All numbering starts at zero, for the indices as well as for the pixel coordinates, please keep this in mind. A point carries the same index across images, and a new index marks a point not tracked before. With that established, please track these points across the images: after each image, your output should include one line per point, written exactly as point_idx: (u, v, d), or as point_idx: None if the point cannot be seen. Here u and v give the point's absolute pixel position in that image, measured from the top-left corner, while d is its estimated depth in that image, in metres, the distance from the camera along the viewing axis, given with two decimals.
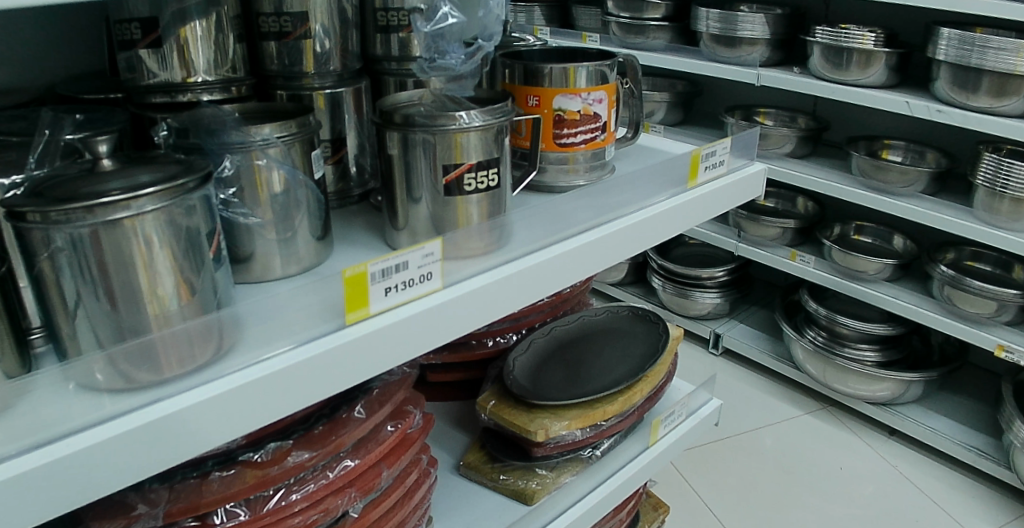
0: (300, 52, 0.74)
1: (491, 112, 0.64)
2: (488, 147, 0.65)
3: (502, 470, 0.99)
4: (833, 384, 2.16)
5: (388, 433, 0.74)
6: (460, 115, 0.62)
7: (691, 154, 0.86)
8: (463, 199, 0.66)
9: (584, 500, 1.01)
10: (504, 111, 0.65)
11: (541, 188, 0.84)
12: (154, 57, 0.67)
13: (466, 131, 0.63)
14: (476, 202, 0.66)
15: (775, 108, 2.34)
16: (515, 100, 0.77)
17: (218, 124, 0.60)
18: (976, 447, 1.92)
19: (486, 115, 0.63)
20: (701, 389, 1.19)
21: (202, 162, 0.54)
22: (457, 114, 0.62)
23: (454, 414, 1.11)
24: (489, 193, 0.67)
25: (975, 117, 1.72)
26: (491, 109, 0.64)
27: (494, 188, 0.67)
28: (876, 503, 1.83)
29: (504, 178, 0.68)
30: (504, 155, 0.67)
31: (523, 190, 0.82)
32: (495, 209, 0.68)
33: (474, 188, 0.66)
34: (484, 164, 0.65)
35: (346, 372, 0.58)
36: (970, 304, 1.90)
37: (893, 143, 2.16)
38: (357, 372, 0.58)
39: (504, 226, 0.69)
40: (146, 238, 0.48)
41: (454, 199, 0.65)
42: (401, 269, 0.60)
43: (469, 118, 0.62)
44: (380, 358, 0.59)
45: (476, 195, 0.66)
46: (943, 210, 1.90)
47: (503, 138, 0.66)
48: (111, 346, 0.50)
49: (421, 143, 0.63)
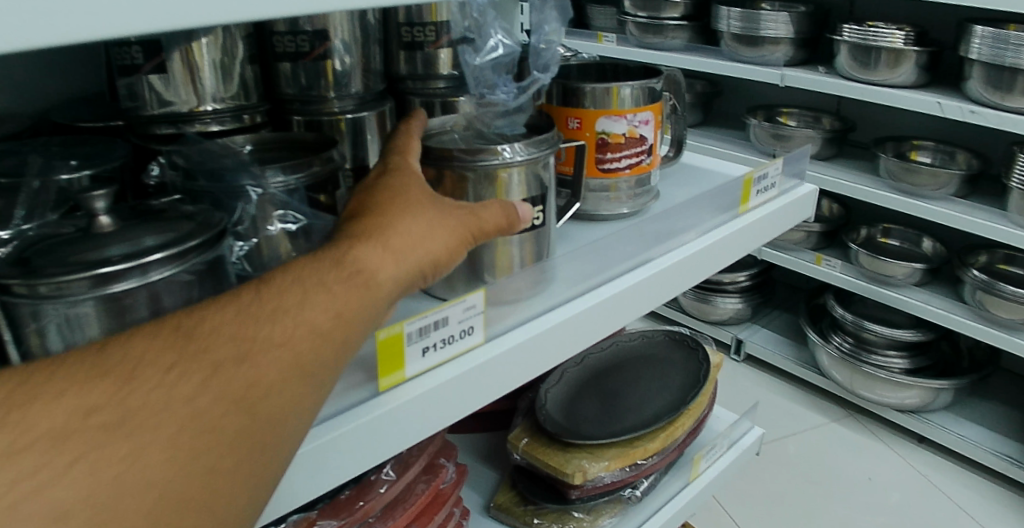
0: (319, 74, 0.67)
1: (535, 144, 0.57)
2: (533, 183, 0.58)
3: (536, 512, 0.91)
4: (860, 391, 2.06)
5: (421, 492, 0.67)
6: (503, 149, 0.56)
7: (744, 177, 0.80)
8: (505, 240, 0.58)
9: None
10: (549, 141, 0.59)
11: (581, 217, 0.77)
12: (159, 84, 0.60)
13: (510, 165, 0.56)
14: (517, 244, 0.59)
15: (798, 108, 2.24)
16: (554, 123, 0.70)
17: (232, 164, 0.54)
18: (1007, 454, 1.82)
19: (530, 148, 0.57)
20: (743, 418, 1.12)
21: (213, 214, 0.47)
22: (500, 147, 0.56)
23: (482, 448, 1.04)
24: (532, 232, 0.60)
25: (1011, 119, 1.63)
26: (536, 141, 0.57)
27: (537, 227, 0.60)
28: (903, 512, 1.73)
29: (547, 215, 0.61)
30: (548, 189, 0.61)
31: (563, 221, 0.75)
32: (537, 249, 0.61)
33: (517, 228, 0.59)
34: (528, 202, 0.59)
35: (379, 446, 0.51)
36: (1002, 309, 1.80)
37: (922, 143, 2.06)
38: (392, 444, 0.51)
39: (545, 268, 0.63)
40: (153, 308, 0.42)
41: (494, 242, 0.58)
42: (440, 326, 0.53)
43: (513, 152, 0.56)
44: (419, 426, 0.53)
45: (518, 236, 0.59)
46: (978, 214, 1.81)
47: (547, 171, 0.60)
48: None
49: (459, 181, 0.56)
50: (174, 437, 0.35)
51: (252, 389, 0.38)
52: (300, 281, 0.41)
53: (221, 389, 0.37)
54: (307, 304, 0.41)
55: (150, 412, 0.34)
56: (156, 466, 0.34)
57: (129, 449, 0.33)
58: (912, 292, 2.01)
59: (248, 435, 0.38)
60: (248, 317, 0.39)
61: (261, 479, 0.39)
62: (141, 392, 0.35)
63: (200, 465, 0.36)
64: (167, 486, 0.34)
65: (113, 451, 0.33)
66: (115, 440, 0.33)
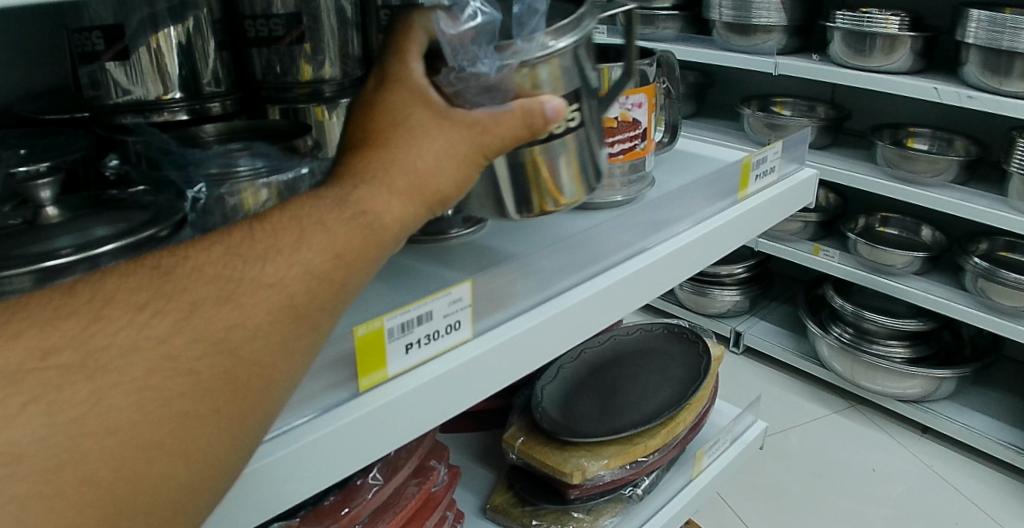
0: (294, 59, 0.63)
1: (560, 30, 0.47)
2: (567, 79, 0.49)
3: (535, 514, 0.87)
4: (863, 382, 2.02)
5: (411, 495, 0.64)
6: (522, 40, 0.45)
7: (743, 161, 0.77)
8: (548, 149, 0.51)
9: None
10: (579, 26, 0.48)
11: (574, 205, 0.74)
12: (122, 72, 0.57)
13: (534, 62, 0.46)
14: (557, 155, 0.52)
15: (793, 97, 2.19)
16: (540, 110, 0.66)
17: (199, 153, 0.51)
18: (1011, 443, 1.80)
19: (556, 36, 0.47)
20: (747, 411, 1.09)
21: (173, 204, 0.44)
22: (518, 39, 0.45)
23: (477, 447, 1.01)
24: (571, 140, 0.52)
25: (1009, 103, 1.60)
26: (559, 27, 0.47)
27: (575, 135, 0.52)
28: (909, 503, 1.71)
29: (589, 116, 0.53)
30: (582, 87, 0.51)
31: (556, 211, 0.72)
32: (578, 167, 0.54)
33: (555, 131, 0.50)
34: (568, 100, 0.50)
35: (360, 450, 0.47)
36: (1006, 297, 1.78)
37: (918, 130, 2.03)
38: (376, 447, 0.48)
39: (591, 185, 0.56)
40: None
41: (526, 150, 0.50)
42: (424, 321, 0.50)
43: (535, 43, 0.46)
44: (405, 427, 0.49)
45: (554, 147, 0.51)
46: (978, 200, 1.78)
47: (584, 54, 0.50)
48: None
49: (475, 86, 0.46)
50: (143, 379, 0.33)
51: (239, 329, 0.36)
52: (299, 221, 0.40)
53: (202, 331, 0.35)
54: (305, 244, 0.39)
55: (118, 349, 0.33)
56: (92, 441, 0.31)
57: (89, 392, 0.31)
58: (911, 280, 1.98)
59: (236, 378, 0.36)
60: (241, 254, 0.38)
61: (230, 451, 0.36)
62: (107, 333, 0.33)
63: (174, 409, 0.33)
64: (130, 432, 0.32)
65: (73, 393, 0.31)
66: (74, 382, 0.31)
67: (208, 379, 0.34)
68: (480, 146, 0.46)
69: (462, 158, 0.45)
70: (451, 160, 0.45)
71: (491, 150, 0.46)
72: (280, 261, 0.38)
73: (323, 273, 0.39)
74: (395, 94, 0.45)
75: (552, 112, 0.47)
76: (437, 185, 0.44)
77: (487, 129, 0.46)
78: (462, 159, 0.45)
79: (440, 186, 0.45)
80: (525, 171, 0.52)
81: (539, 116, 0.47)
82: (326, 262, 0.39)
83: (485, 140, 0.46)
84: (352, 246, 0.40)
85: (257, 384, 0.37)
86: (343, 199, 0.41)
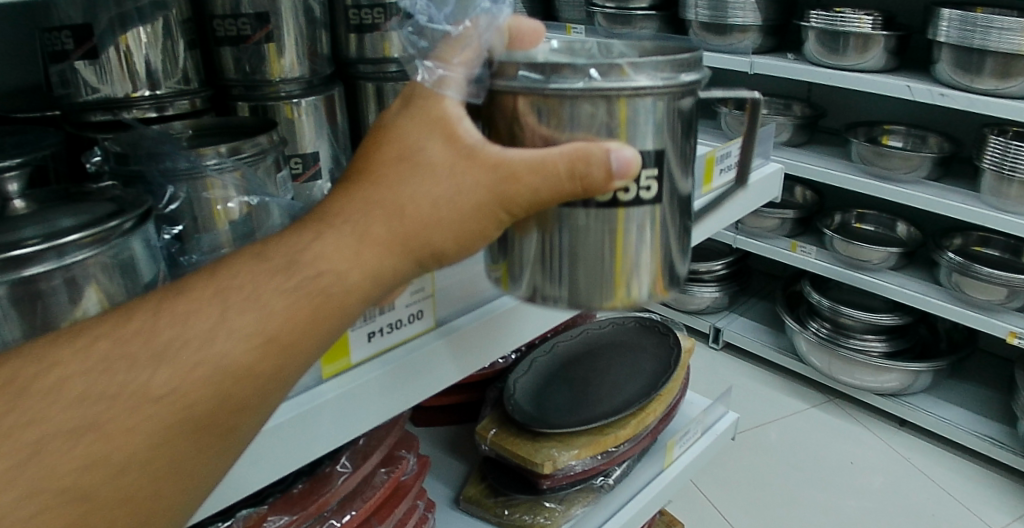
0: (262, 58, 0.65)
1: (675, 66, 0.44)
2: (658, 129, 0.44)
3: (507, 504, 0.89)
4: (841, 376, 2.01)
5: (380, 482, 0.66)
6: (630, 67, 0.42)
7: (706, 156, 0.79)
8: (623, 215, 0.46)
9: None
10: (684, 74, 0.44)
11: None
12: (90, 71, 0.58)
13: (637, 97, 0.42)
14: (625, 228, 0.46)
15: (770, 96, 2.22)
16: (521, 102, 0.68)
17: (165, 147, 0.52)
18: (989, 435, 1.79)
19: (668, 70, 0.43)
20: (717, 402, 1.11)
21: (140, 196, 0.45)
22: (626, 65, 0.42)
23: (449, 440, 1.02)
24: (646, 213, 0.47)
25: (980, 100, 1.60)
26: (677, 67, 0.43)
27: (649, 204, 0.46)
28: (891, 497, 1.68)
29: (674, 188, 0.48)
30: (674, 149, 0.46)
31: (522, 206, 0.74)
32: (644, 247, 0.48)
33: (625, 193, 0.45)
34: (648, 160, 0.45)
35: (321, 436, 0.49)
36: (979, 291, 1.78)
37: (893, 127, 2.05)
38: (340, 433, 0.50)
39: (658, 279, 0.50)
40: (72, 295, 0.40)
41: (592, 207, 0.45)
42: (386, 311, 0.52)
43: (642, 74, 0.42)
44: (369, 414, 0.52)
45: (621, 214, 0.46)
46: (951, 196, 1.78)
47: (683, 113, 0.46)
48: None
49: (520, 111, 0.43)
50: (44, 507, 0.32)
51: (163, 430, 0.35)
52: (236, 295, 0.37)
53: (113, 441, 0.34)
54: (242, 326, 0.37)
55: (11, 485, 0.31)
56: None
57: None
58: (886, 275, 1.98)
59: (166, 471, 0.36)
60: (164, 343, 0.36)
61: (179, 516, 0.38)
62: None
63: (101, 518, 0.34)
64: None
65: None
66: None
67: (112, 502, 0.34)
68: (501, 199, 0.42)
69: (477, 212, 0.42)
70: (463, 213, 0.42)
71: (513, 206, 0.42)
72: (221, 337, 0.36)
73: (276, 344, 0.38)
74: (424, 126, 0.42)
75: (620, 165, 0.42)
76: (442, 239, 0.42)
77: (509, 185, 0.42)
78: (477, 212, 0.42)
79: (443, 240, 0.42)
80: (584, 239, 0.46)
81: (589, 172, 0.42)
82: (284, 331, 0.38)
83: (507, 196, 0.42)
84: (314, 314, 0.39)
85: (203, 462, 0.37)
86: (318, 252, 0.39)
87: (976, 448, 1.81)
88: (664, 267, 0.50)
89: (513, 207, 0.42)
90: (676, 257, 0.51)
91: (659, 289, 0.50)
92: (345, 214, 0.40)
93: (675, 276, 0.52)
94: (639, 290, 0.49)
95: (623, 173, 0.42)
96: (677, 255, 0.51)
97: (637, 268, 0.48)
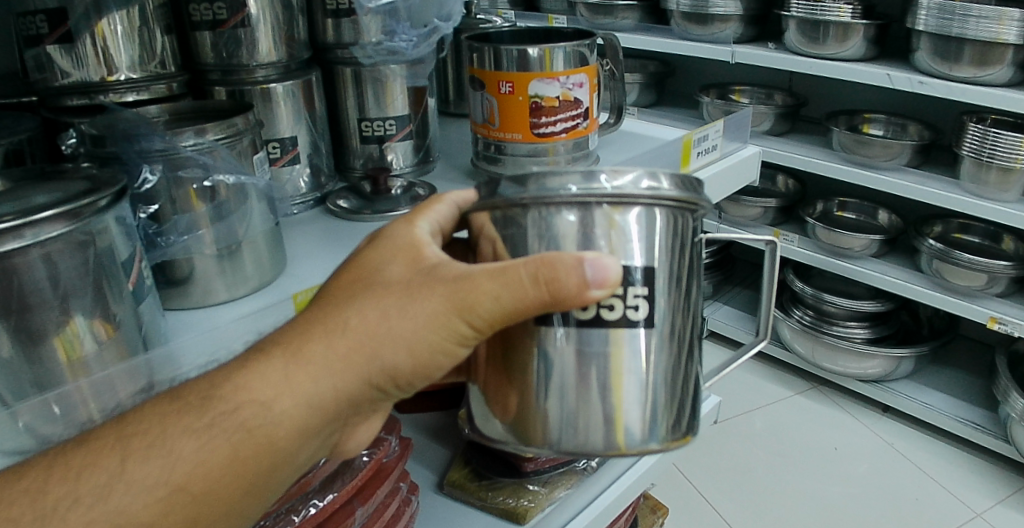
0: (238, 42, 0.65)
1: (664, 176, 0.43)
2: (648, 241, 0.43)
3: (491, 487, 0.90)
4: (823, 362, 2.00)
5: (363, 464, 0.66)
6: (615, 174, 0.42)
7: (683, 139, 0.79)
8: (614, 339, 0.43)
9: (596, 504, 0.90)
10: (674, 187, 0.44)
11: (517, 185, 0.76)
12: (64, 55, 0.58)
13: (620, 207, 0.43)
14: (620, 354, 0.43)
15: (751, 85, 2.23)
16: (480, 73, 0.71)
17: (140, 127, 0.52)
18: (971, 420, 1.77)
19: (651, 178, 0.43)
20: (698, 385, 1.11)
21: (114, 175, 0.46)
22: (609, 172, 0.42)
23: (432, 427, 1.02)
24: (643, 337, 0.44)
25: (958, 88, 1.59)
26: (664, 179, 0.43)
27: (641, 328, 0.44)
28: (874, 481, 1.66)
29: (671, 313, 0.45)
30: (671, 268, 0.45)
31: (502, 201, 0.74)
32: (641, 375, 0.44)
33: (608, 313, 0.43)
34: (631, 277, 0.43)
35: None
36: (959, 278, 1.75)
37: (874, 116, 2.06)
38: None
39: (661, 419, 0.45)
40: (50, 271, 0.40)
41: (574, 328, 0.43)
42: None
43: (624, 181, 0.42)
44: None
45: (614, 337, 0.43)
46: (931, 183, 1.77)
47: (677, 232, 0.45)
48: (16, 402, 0.42)
49: (494, 236, 0.45)
50: None
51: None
52: (173, 422, 0.44)
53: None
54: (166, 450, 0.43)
55: None
56: None
57: None
58: (870, 264, 1.96)
59: None
60: (101, 459, 0.43)
61: None
62: None
63: None
64: None
65: None
66: None
67: None
68: (450, 313, 0.43)
69: (425, 329, 0.44)
70: (407, 331, 0.44)
71: (461, 320, 0.43)
72: (136, 478, 0.43)
73: (195, 478, 0.44)
74: (395, 254, 0.47)
75: (595, 275, 0.41)
76: (393, 357, 0.45)
77: (455, 300, 0.43)
78: (425, 327, 0.44)
79: (389, 358, 0.45)
80: (570, 365, 0.43)
81: (550, 282, 0.41)
82: (214, 458, 0.44)
83: (453, 310, 0.43)
84: (252, 437, 0.44)
85: None
86: (255, 379, 0.44)
87: (956, 432, 1.79)
88: (668, 403, 0.46)
89: (465, 323, 0.43)
90: (684, 396, 0.47)
91: (663, 431, 0.46)
92: (293, 343, 0.45)
93: (685, 419, 0.47)
94: (638, 431, 0.45)
95: (598, 286, 0.41)
96: (684, 394, 0.47)
97: (635, 401, 0.44)
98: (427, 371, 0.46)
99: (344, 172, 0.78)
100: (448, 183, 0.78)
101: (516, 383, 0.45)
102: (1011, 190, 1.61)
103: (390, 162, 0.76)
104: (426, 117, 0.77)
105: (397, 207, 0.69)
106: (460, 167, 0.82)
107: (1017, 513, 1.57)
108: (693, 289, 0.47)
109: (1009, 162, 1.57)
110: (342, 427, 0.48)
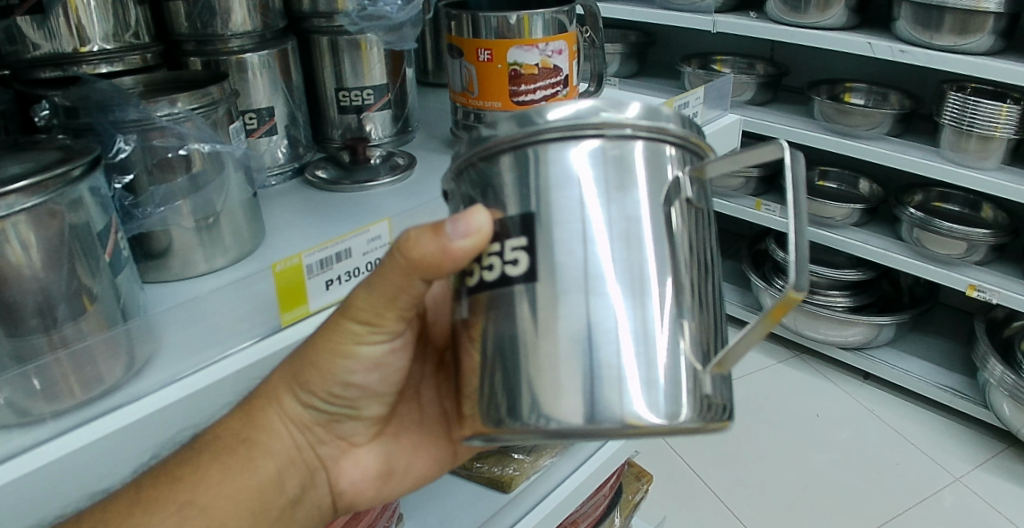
0: (213, 12, 0.63)
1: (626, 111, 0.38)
2: (581, 172, 0.37)
3: (475, 457, 0.90)
4: (804, 330, 2.02)
5: None
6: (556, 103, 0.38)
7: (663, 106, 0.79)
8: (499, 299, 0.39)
9: (582, 469, 0.91)
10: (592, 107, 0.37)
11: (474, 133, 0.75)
12: (33, 25, 0.56)
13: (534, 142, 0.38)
14: (510, 318, 0.39)
15: (732, 55, 2.22)
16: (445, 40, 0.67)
17: (114, 95, 0.51)
18: (950, 386, 1.80)
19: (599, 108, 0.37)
20: None
21: (88, 145, 0.45)
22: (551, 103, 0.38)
23: None
24: (526, 294, 0.38)
25: (939, 57, 1.59)
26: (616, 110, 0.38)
27: (526, 283, 0.38)
28: (855, 446, 1.69)
29: (568, 261, 0.37)
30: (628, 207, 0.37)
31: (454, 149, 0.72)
32: (549, 339, 0.37)
33: (489, 276, 0.40)
34: (506, 228, 0.39)
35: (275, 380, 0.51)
36: (938, 245, 1.77)
37: (855, 85, 2.06)
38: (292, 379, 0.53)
39: (612, 387, 0.37)
40: (24, 244, 0.40)
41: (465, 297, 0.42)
42: (343, 258, 0.54)
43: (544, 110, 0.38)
44: None
45: (541, 284, 0.37)
46: (911, 150, 1.78)
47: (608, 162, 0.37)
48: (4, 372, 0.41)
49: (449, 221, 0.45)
50: None
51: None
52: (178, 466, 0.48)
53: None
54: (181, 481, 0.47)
55: None
56: None
57: None
58: (850, 232, 1.97)
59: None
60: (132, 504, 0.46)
61: None
62: None
63: None
64: None
65: None
66: None
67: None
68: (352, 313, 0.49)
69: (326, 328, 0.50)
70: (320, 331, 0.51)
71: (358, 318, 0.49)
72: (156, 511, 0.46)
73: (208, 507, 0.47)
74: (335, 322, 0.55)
75: (458, 230, 0.39)
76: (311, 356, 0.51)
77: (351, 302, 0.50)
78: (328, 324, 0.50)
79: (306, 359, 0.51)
80: (476, 338, 0.41)
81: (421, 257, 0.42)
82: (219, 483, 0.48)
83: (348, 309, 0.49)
84: (214, 447, 0.50)
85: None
86: (223, 425, 0.51)
87: (935, 398, 1.82)
88: (622, 367, 0.37)
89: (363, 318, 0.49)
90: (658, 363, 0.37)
91: (619, 405, 0.37)
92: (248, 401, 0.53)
93: (664, 392, 0.37)
94: (577, 397, 0.37)
95: (463, 240, 0.39)
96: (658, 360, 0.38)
97: (570, 359, 0.37)
98: (340, 367, 0.52)
99: (322, 142, 0.77)
100: (428, 153, 0.78)
101: (473, 350, 0.41)
102: (991, 158, 1.62)
103: (369, 132, 0.76)
104: (405, 87, 0.77)
105: (377, 178, 0.68)
106: (439, 136, 0.82)
107: (994, 476, 1.61)
108: (675, 237, 0.38)
109: (989, 129, 1.58)
110: (295, 435, 0.54)
